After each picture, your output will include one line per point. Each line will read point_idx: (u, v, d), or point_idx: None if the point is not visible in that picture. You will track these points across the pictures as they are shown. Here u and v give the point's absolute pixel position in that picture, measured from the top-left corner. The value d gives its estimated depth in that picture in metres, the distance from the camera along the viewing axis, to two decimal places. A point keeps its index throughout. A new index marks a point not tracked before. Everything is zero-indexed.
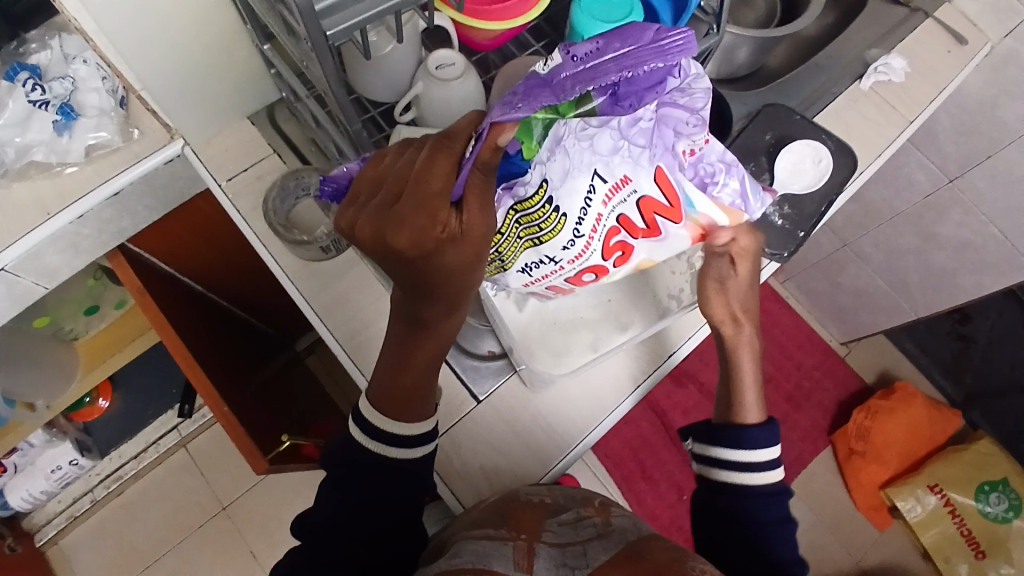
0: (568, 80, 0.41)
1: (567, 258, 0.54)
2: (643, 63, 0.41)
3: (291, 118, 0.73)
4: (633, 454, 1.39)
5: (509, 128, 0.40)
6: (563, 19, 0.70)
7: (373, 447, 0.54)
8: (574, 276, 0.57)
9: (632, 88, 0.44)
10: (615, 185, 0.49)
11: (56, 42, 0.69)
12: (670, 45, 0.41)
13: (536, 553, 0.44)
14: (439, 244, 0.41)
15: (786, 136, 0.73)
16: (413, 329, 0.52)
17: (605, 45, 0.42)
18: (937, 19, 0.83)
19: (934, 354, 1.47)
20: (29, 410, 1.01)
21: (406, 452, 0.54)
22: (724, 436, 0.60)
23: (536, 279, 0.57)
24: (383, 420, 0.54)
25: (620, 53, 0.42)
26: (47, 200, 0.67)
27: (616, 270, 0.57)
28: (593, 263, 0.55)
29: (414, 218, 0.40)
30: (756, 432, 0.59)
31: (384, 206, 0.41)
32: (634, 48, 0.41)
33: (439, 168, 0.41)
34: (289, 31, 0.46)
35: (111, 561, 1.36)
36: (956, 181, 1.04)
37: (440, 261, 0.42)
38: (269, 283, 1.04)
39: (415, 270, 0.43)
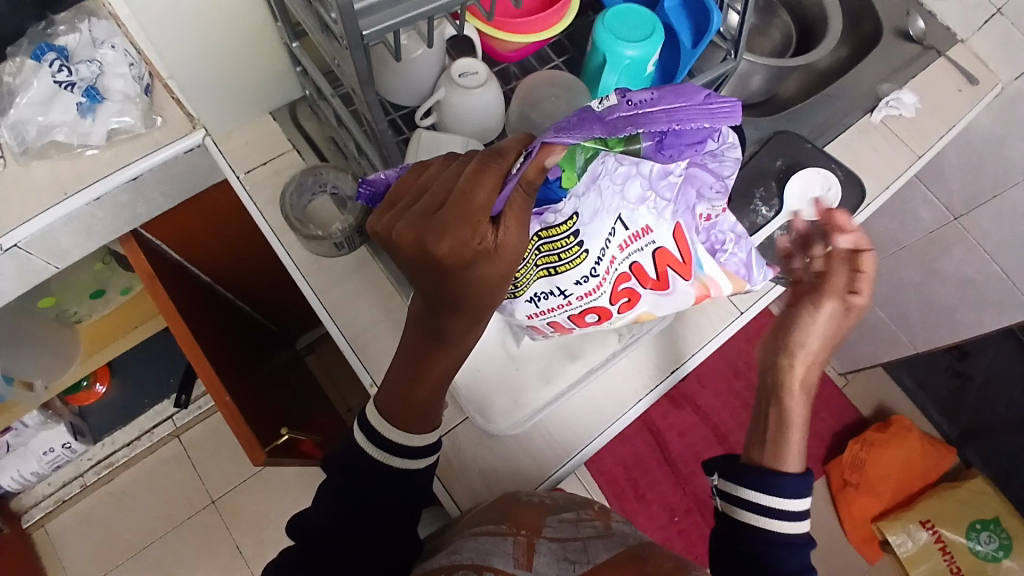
0: (621, 120, 0.42)
1: (577, 293, 0.53)
2: (692, 121, 0.42)
3: (312, 117, 0.74)
4: (626, 473, 1.39)
5: (556, 151, 0.43)
6: (585, 36, 0.72)
7: (378, 454, 0.54)
8: (578, 316, 0.55)
9: (678, 140, 0.46)
10: (635, 234, 0.51)
11: (85, 26, 0.71)
12: (719, 115, 0.43)
13: (537, 550, 0.45)
14: (475, 258, 0.41)
15: (796, 163, 0.75)
16: (429, 340, 0.51)
17: (660, 95, 0.43)
18: (949, 58, 0.85)
19: (931, 389, 1.48)
20: (28, 391, 1.00)
21: (412, 462, 0.54)
22: (754, 479, 0.56)
23: (541, 311, 0.55)
24: (388, 429, 0.53)
25: (672, 106, 0.43)
26: (65, 181, 0.68)
27: (620, 314, 0.56)
28: (599, 304, 0.54)
29: (456, 229, 0.40)
30: (789, 480, 0.55)
31: (425, 213, 0.41)
32: (688, 107, 0.43)
33: (483, 182, 0.41)
34: (324, 27, 0.46)
35: (96, 548, 1.35)
36: (962, 219, 1.05)
37: (473, 275, 0.42)
38: (277, 279, 1.06)
39: (446, 283, 0.43)
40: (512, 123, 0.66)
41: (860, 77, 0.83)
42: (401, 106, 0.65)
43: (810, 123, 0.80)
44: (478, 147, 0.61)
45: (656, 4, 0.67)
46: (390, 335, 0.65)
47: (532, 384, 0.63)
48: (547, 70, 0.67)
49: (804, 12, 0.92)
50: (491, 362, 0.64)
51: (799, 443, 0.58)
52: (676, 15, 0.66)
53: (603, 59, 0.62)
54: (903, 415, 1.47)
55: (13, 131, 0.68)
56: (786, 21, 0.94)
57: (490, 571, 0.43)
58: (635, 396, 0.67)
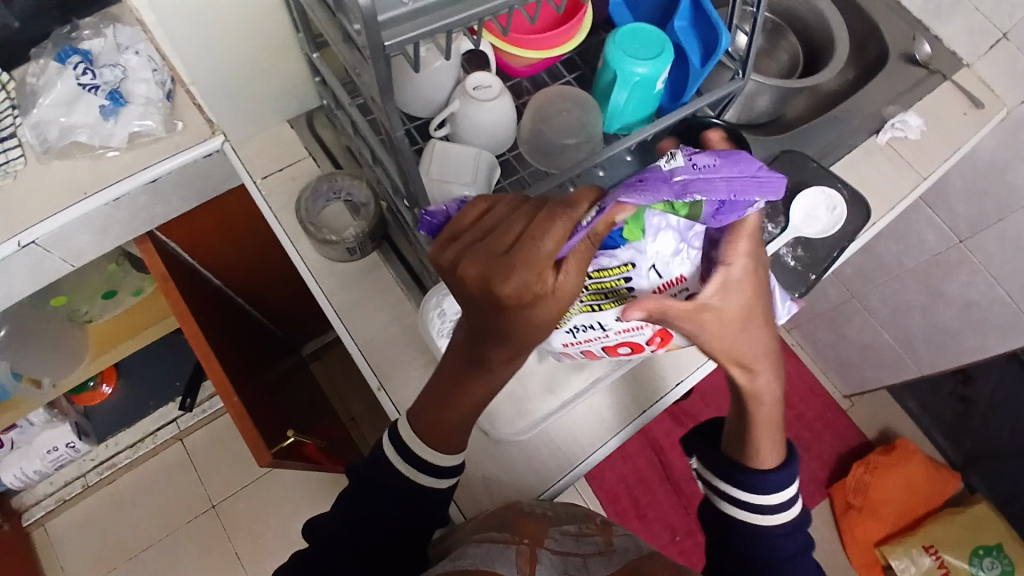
0: (688, 183, 0.45)
1: (617, 329, 0.55)
2: (748, 191, 0.46)
3: (328, 126, 0.76)
4: (628, 489, 1.39)
5: (627, 209, 0.44)
6: (596, 54, 0.74)
7: (403, 467, 0.54)
8: (612, 346, 0.58)
9: (733, 209, 0.48)
10: (669, 282, 0.53)
11: (109, 32, 0.73)
12: (768, 189, 0.47)
13: (539, 559, 0.46)
14: (536, 303, 0.43)
15: (801, 182, 0.76)
16: (467, 364, 0.51)
17: (721, 163, 0.46)
18: (954, 83, 0.86)
19: (936, 413, 1.47)
20: (36, 387, 1.02)
21: (437, 481, 0.55)
22: (739, 479, 0.58)
23: (577, 340, 0.57)
24: (421, 446, 0.54)
25: (732, 175, 0.46)
26: (85, 181, 0.70)
27: (653, 347, 0.59)
28: (635, 339, 0.57)
29: (523, 271, 0.42)
30: (769, 477, 0.57)
31: (494, 252, 0.43)
32: (744, 177, 0.46)
33: (551, 230, 0.42)
34: (346, 37, 0.48)
35: (94, 550, 1.35)
36: (966, 242, 1.06)
37: (528, 318, 0.44)
38: (285, 282, 1.07)
39: (502, 320, 0.44)
40: (524, 136, 0.67)
41: (867, 99, 0.84)
42: (416, 118, 0.66)
43: (817, 144, 0.81)
44: (490, 158, 0.63)
45: (666, 24, 0.69)
46: (398, 341, 0.66)
47: (540, 393, 0.65)
48: (558, 86, 0.68)
49: (811, 35, 0.93)
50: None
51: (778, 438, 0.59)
52: (686, 35, 0.67)
53: (613, 76, 0.64)
54: (908, 439, 1.47)
55: (37, 131, 0.70)
56: (793, 44, 0.96)
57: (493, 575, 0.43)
58: (640, 407, 0.67)
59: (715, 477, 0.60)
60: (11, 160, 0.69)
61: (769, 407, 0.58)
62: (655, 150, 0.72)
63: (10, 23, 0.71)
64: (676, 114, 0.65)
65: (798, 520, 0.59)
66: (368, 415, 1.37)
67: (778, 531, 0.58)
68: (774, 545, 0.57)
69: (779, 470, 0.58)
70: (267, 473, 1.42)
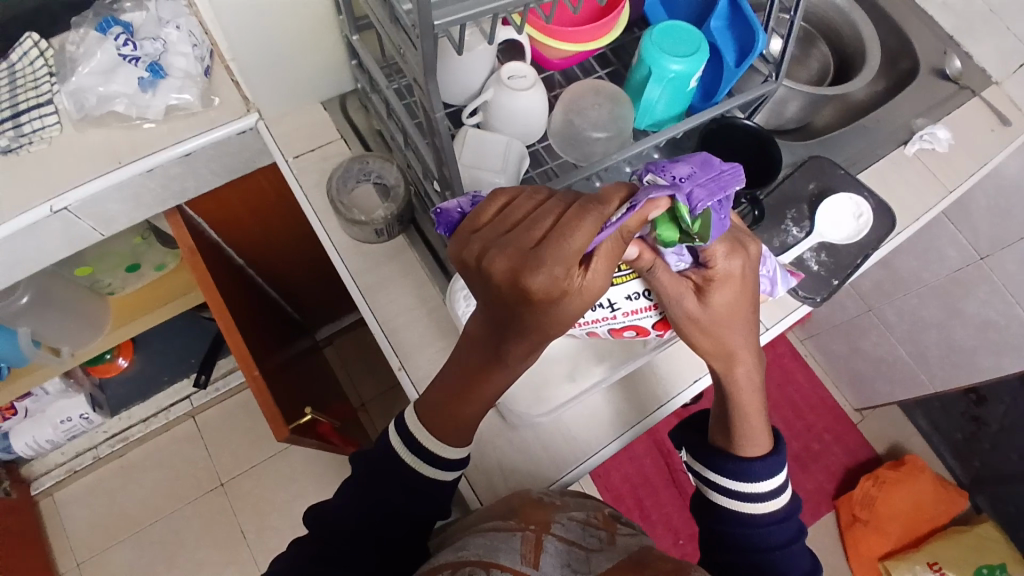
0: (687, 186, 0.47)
1: (626, 309, 0.57)
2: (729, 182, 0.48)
3: (361, 110, 0.77)
4: (632, 491, 1.39)
5: (660, 205, 0.44)
6: (629, 52, 0.74)
7: (410, 460, 0.55)
8: (617, 329, 0.59)
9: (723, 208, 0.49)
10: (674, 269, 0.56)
11: (152, 5, 0.75)
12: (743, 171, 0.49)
13: (544, 548, 0.45)
14: (565, 300, 0.43)
15: (828, 188, 0.76)
16: (486, 360, 0.50)
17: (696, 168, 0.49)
18: (985, 98, 0.86)
19: (945, 432, 1.46)
20: (53, 355, 1.04)
21: (438, 473, 0.55)
22: (724, 466, 0.58)
23: (585, 321, 0.58)
24: (423, 431, 0.55)
25: (711, 172, 0.48)
26: (121, 151, 0.71)
27: (656, 331, 0.60)
28: (641, 323, 0.58)
29: (553, 266, 0.41)
30: (756, 465, 0.57)
31: (521, 246, 0.42)
32: (718, 171, 0.48)
33: (578, 225, 0.41)
34: (393, 17, 0.48)
35: (101, 521, 1.37)
36: (987, 259, 1.05)
37: (556, 315, 0.44)
38: (304, 262, 1.08)
39: (528, 317, 0.44)
40: (555, 128, 0.67)
41: (897, 109, 0.84)
42: (449, 104, 0.67)
43: (844, 151, 0.81)
44: (520, 149, 0.63)
45: (703, 23, 0.69)
46: (419, 323, 0.67)
47: (559, 382, 0.65)
48: (591, 80, 0.69)
49: (843, 45, 0.93)
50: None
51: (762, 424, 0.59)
52: (722, 35, 0.67)
53: (647, 72, 0.64)
54: (916, 456, 1.46)
55: (74, 98, 0.71)
56: (825, 53, 0.96)
57: (497, 567, 0.42)
58: (657, 402, 0.68)
59: (703, 467, 0.60)
60: (48, 126, 0.71)
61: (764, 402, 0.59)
62: (684, 149, 0.74)
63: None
64: (706, 113, 0.65)
65: (795, 506, 0.60)
66: (378, 401, 1.38)
67: (771, 518, 0.58)
68: (764, 533, 0.57)
69: (766, 458, 0.58)
70: (276, 455, 1.43)
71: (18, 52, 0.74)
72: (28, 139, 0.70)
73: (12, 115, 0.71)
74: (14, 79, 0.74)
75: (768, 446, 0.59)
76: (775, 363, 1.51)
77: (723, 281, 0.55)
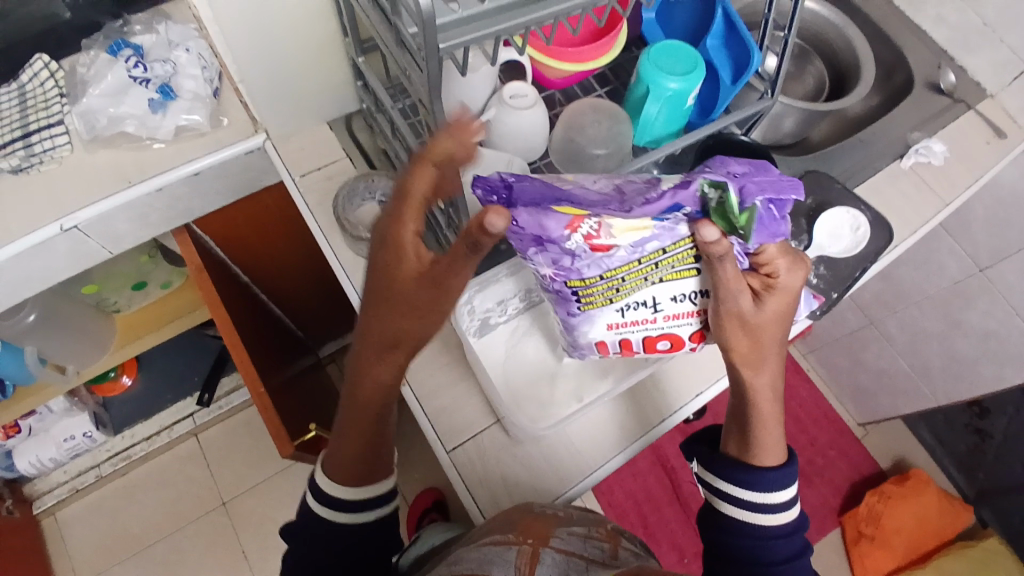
0: (742, 178, 0.51)
1: (668, 312, 0.57)
2: (785, 186, 0.51)
3: (366, 129, 0.78)
4: (637, 508, 1.38)
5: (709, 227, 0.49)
6: (628, 70, 0.76)
7: (323, 511, 0.58)
8: (652, 339, 0.59)
9: (777, 212, 0.51)
10: None
11: (161, 29, 0.77)
12: (803, 187, 0.52)
13: (540, 559, 0.45)
14: (417, 264, 0.48)
15: (825, 202, 0.77)
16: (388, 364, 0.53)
17: (756, 169, 0.52)
18: (979, 112, 0.87)
19: (950, 445, 1.45)
20: (59, 372, 1.04)
21: (350, 516, 0.58)
22: (736, 475, 0.59)
23: (624, 322, 0.57)
24: (334, 487, 0.57)
25: (767, 174, 0.52)
26: (130, 171, 0.73)
27: (690, 343, 0.61)
28: (677, 331, 0.59)
29: (407, 218, 0.47)
30: (769, 474, 0.58)
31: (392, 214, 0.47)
32: (778, 179, 0.51)
33: (426, 176, 0.46)
34: (399, 40, 0.50)
35: (103, 541, 1.36)
36: (986, 271, 1.06)
37: (414, 286, 0.48)
38: (309, 280, 1.09)
39: (392, 286, 0.48)
40: (556, 145, 0.69)
41: (891, 124, 0.86)
42: None
43: (841, 166, 0.82)
44: (522, 166, 0.65)
45: (699, 41, 0.71)
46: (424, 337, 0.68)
47: (562, 394, 0.65)
48: (591, 98, 0.70)
49: (838, 61, 0.95)
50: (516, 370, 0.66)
51: (773, 435, 0.59)
52: (718, 54, 0.69)
53: (646, 90, 0.66)
54: (921, 470, 1.45)
55: (84, 119, 0.73)
56: (820, 69, 0.98)
57: None
58: (660, 415, 0.68)
59: (713, 477, 0.60)
60: (58, 146, 0.73)
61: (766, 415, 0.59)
62: (683, 165, 0.75)
63: (62, 13, 0.75)
64: (703, 131, 0.67)
65: (801, 524, 0.60)
66: None
67: (782, 529, 0.58)
68: (767, 549, 0.57)
69: (780, 468, 0.58)
70: (278, 474, 1.43)
71: (29, 73, 0.76)
72: (38, 159, 0.72)
73: (23, 135, 0.73)
74: (24, 100, 0.76)
75: (782, 457, 0.59)
76: None
77: (778, 294, 0.55)
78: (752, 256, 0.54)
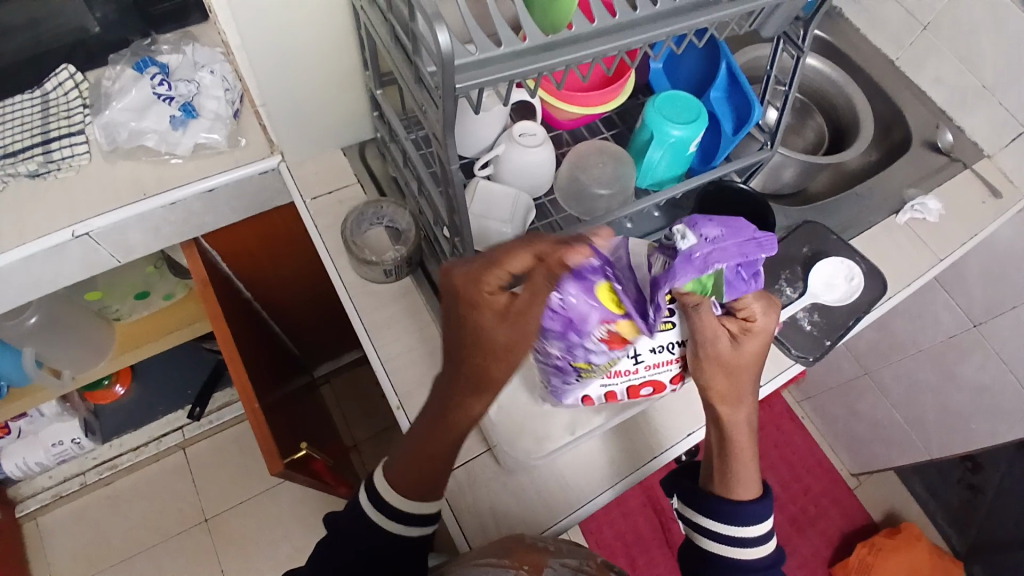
0: (706, 260, 0.51)
1: (649, 361, 0.57)
2: (752, 253, 0.52)
3: (379, 157, 0.81)
4: (625, 549, 1.36)
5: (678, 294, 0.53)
6: (634, 115, 0.79)
7: (375, 516, 0.57)
8: (635, 387, 0.59)
9: (749, 269, 0.54)
10: None
11: (188, 50, 0.81)
12: (774, 242, 0.53)
13: None
14: (496, 315, 0.51)
15: (821, 252, 0.79)
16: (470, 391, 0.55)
17: (724, 237, 0.52)
18: (974, 171, 0.91)
19: (943, 500, 1.44)
20: (55, 376, 1.04)
21: (407, 529, 0.57)
22: (715, 510, 0.59)
23: (608, 375, 0.57)
24: (398, 497, 0.57)
25: (735, 243, 0.52)
26: (147, 184, 0.75)
27: (671, 387, 0.61)
28: (659, 378, 0.59)
29: (491, 276, 0.49)
30: (748, 508, 0.58)
31: (481, 277, 0.50)
32: (748, 239, 0.53)
33: (521, 253, 0.49)
34: (418, 77, 0.52)
35: (81, 551, 1.34)
36: (980, 326, 1.07)
37: (494, 325, 0.51)
38: (309, 299, 1.10)
39: (473, 327, 0.51)
40: (560, 183, 0.71)
41: (889, 179, 0.88)
42: (462, 156, 0.70)
43: (837, 217, 0.85)
44: (527, 201, 0.67)
45: (704, 92, 0.74)
46: (421, 362, 0.69)
47: (557, 428, 0.65)
48: (597, 140, 0.73)
49: (837, 115, 0.99)
50: (511, 401, 0.66)
51: (750, 470, 0.60)
52: (720, 105, 0.72)
53: (650, 136, 0.68)
54: (913, 524, 1.44)
55: (106, 131, 0.76)
56: (820, 123, 1.01)
57: None
58: (651, 452, 0.69)
59: (694, 512, 0.60)
60: (78, 154, 0.75)
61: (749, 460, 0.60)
62: (683, 209, 0.77)
63: (91, 27, 0.77)
64: (704, 177, 0.69)
65: (780, 559, 0.60)
66: (370, 443, 1.39)
67: (762, 564, 0.58)
68: None
69: (758, 501, 0.58)
70: (262, 494, 1.41)
71: (54, 82, 0.79)
72: (56, 166, 0.74)
73: (43, 142, 0.75)
74: (46, 107, 0.78)
75: (759, 489, 0.60)
76: (772, 422, 1.52)
77: (756, 336, 0.58)
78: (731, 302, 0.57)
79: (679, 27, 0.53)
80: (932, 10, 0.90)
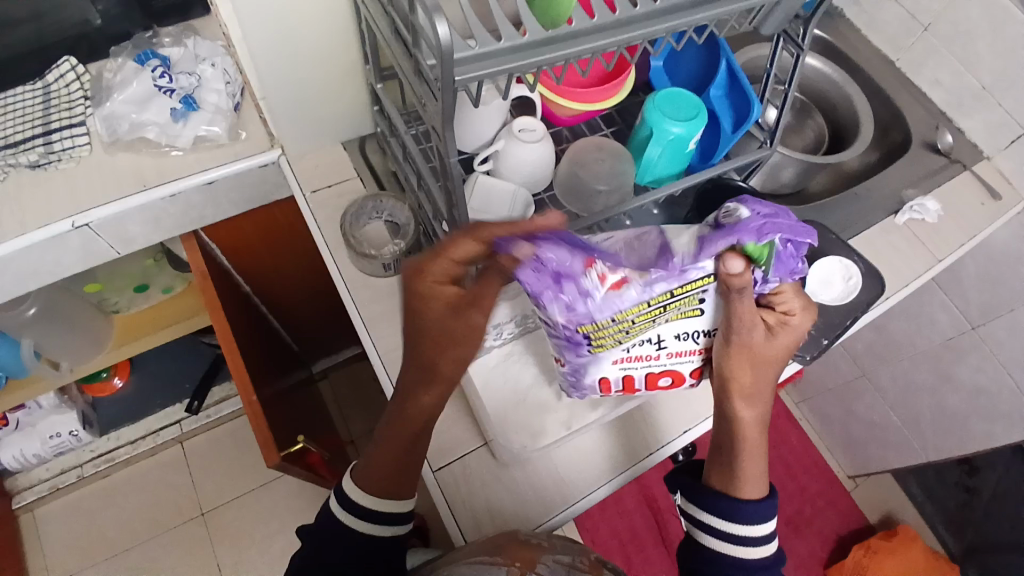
0: (760, 230, 0.51)
1: (671, 349, 0.58)
2: (802, 232, 0.52)
3: (378, 151, 0.81)
4: (621, 548, 1.36)
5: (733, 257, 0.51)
6: (634, 113, 0.79)
7: (344, 517, 0.58)
8: (654, 373, 0.60)
9: (794, 252, 0.54)
10: None
11: (189, 43, 0.81)
12: (817, 229, 0.54)
13: None
14: (446, 303, 0.53)
15: (820, 251, 0.79)
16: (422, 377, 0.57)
17: (775, 214, 0.53)
18: (973, 173, 0.91)
19: (939, 502, 1.44)
20: (52, 367, 1.05)
21: (374, 528, 0.58)
22: (716, 506, 0.59)
23: (629, 357, 0.57)
24: (364, 496, 0.58)
25: (786, 220, 0.52)
26: (148, 175, 0.75)
27: (689, 380, 0.62)
28: (679, 368, 0.60)
29: (437, 268, 0.52)
30: (749, 507, 0.58)
31: (431, 272, 0.52)
32: (798, 222, 0.53)
33: (466, 239, 0.51)
34: (417, 71, 0.52)
35: (78, 544, 1.34)
36: (978, 328, 1.07)
37: (441, 317, 0.53)
38: (308, 294, 1.11)
39: (420, 317, 0.53)
40: (560, 179, 0.71)
41: (888, 180, 0.88)
42: (461, 151, 0.70)
43: (837, 217, 0.85)
44: (526, 196, 0.67)
45: (703, 90, 0.74)
46: None
47: (552, 424, 0.65)
48: (597, 137, 0.73)
49: (837, 116, 0.99)
50: (508, 396, 0.66)
51: (754, 469, 0.59)
52: (720, 103, 0.72)
53: (649, 133, 0.68)
54: (909, 526, 1.44)
55: (107, 122, 0.76)
56: (820, 123, 1.01)
57: None
58: (648, 448, 0.69)
59: (696, 508, 0.60)
60: (78, 145, 0.75)
61: (749, 460, 0.59)
62: (681, 205, 0.78)
63: (94, 20, 0.78)
64: (703, 174, 0.69)
65: (779, 559, 0.60)
66: (367, 438, 1.39)
67: (760, 562, 0.58)
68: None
69: (759, 501, 0.58)
70: (258, 489, 1.41)
71: (55, 74, 0.79)
72: (57, 156, 0.74)
73: (43, 133, 0.75)
74: (46, 97, 0.78)
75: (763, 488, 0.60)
76: (769, 423, 1.52)
77: (789, 331, 0.57)
78: (768, 294, 0.57)
79: (679, 24, 0.53)
80: (933, 13, 0.91)
